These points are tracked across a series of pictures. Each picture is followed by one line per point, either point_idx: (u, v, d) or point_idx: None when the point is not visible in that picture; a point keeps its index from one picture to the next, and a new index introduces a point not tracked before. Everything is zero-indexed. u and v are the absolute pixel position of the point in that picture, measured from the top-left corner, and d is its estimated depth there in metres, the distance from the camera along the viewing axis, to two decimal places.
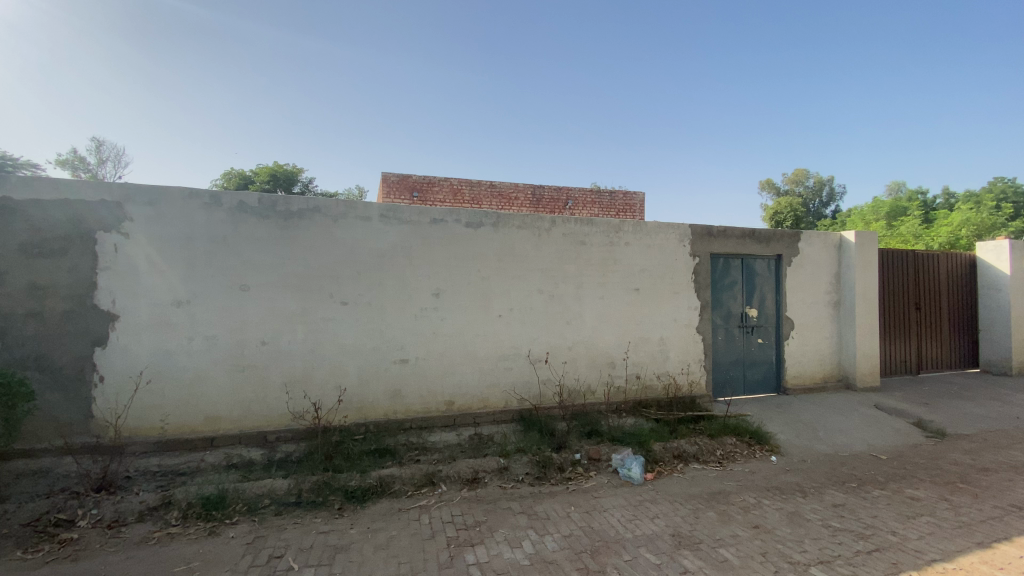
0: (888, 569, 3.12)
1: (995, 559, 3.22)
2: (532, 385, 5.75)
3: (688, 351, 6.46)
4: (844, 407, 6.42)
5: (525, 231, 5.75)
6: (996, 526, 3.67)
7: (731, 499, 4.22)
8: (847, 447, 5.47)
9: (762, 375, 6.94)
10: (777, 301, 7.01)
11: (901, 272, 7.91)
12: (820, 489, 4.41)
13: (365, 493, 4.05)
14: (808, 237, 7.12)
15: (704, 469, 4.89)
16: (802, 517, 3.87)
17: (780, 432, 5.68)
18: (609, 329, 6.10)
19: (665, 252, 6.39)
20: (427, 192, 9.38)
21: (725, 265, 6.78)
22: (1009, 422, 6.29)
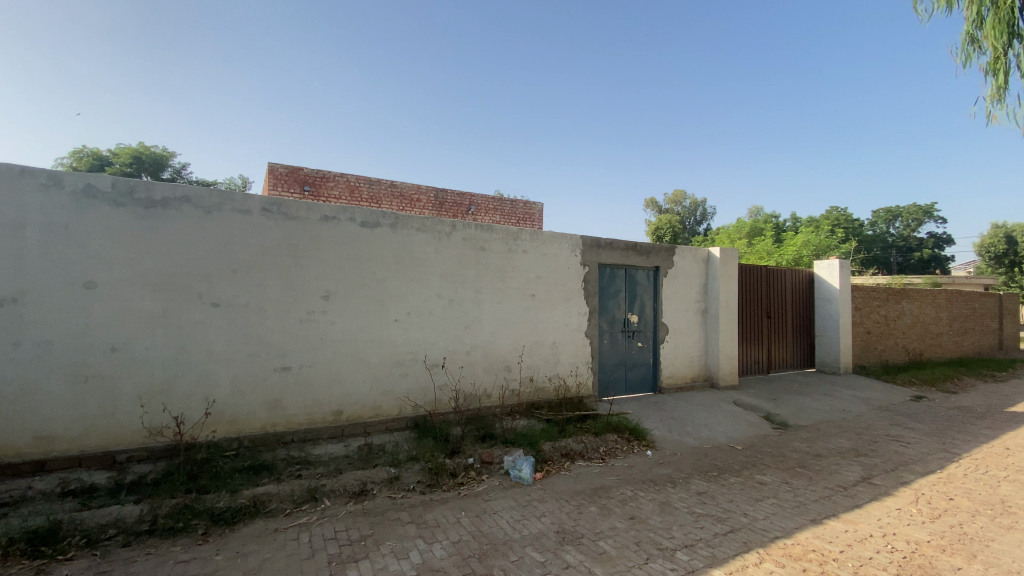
0: (741, 549, 3.52)
1: (825, 533, 3.75)
2: (427, 391, 5.65)
3: (578, 354, 6.80)
4: (710, 404, 7.18)
5: (425, 234, 5.67)
6: (825, 504, 4.30)
7: (611, 493, 4.49)
8: (712, 440, 6.11)
9: (642, 376, 7.52)
10: (655, 308, 7.65)
11: (756, 284, 9.04)
12: (687, 479, 4.87)
13: (236, 514, 3.69)
14: (682, 251, 7.87)
15: (588, 465, 5.17)
16: (672, 506, 4.23)
17: (656, 428, 6.19)
18: (506, 334, 6.21)
19: (560, 261, 6.68)
20: (321, 187, 8.81)
21: (612, 274, 7.25)
22: (835, 414, 7.45)
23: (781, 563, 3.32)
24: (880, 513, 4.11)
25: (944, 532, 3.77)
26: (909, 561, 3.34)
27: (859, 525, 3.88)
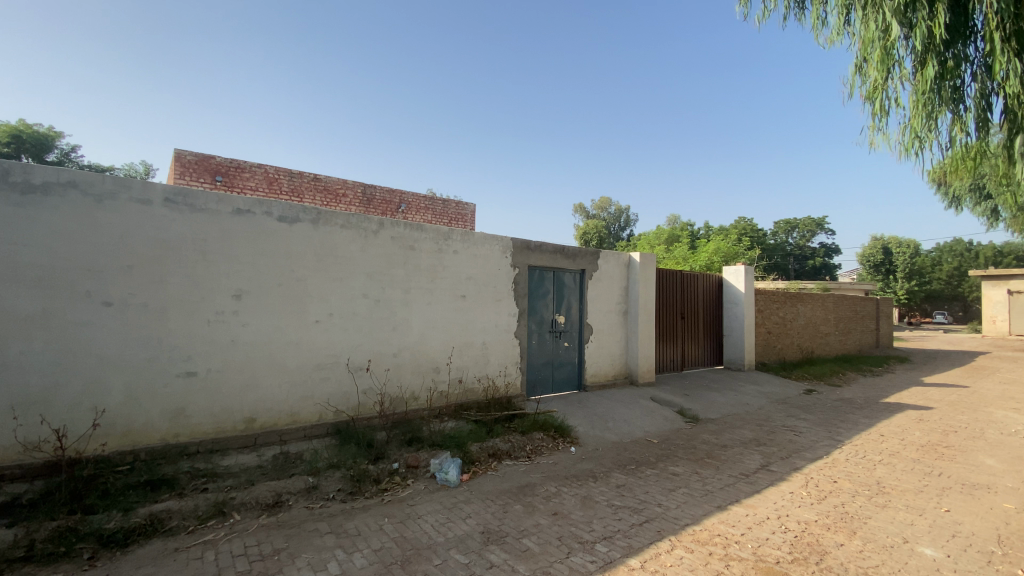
0: (655, 538, 3.73)
1: (729, 518, 4.07)
2: (350, 395, 5.45)
3: (507, 354, 6.86)
4: (630, 400, 7.54)
5: (350, 231, 5.47)
6: (730, 491, 4.67)
7: (536, 491, 4.58)
8: (631, 435, 6.42)
9: (568, 375, 7.74)
10: (581, 310, 7.90)
11: (672, 287, 9.63)
12: (608, 473, 5.08)
13: (129, 535, 3.35)
14: (606, 255, 8.21)
15: (514, 464, 5.24)
16: (593, 501, 4.39)
17: (579, 425, 6.40)
18: (435, 335, 6.14)
19: (490, 261, 6.71)
20: (234, 177, 8.22)
21: (540, 276, 7.40)
22: (740, 407, 8.11)
23: (690, 548, 3.56)
24: (776, 497, 4.53)
25: (829, 512, 4.22)
26: (799, 539, 3.71)
27: (758, 509, 4.25)
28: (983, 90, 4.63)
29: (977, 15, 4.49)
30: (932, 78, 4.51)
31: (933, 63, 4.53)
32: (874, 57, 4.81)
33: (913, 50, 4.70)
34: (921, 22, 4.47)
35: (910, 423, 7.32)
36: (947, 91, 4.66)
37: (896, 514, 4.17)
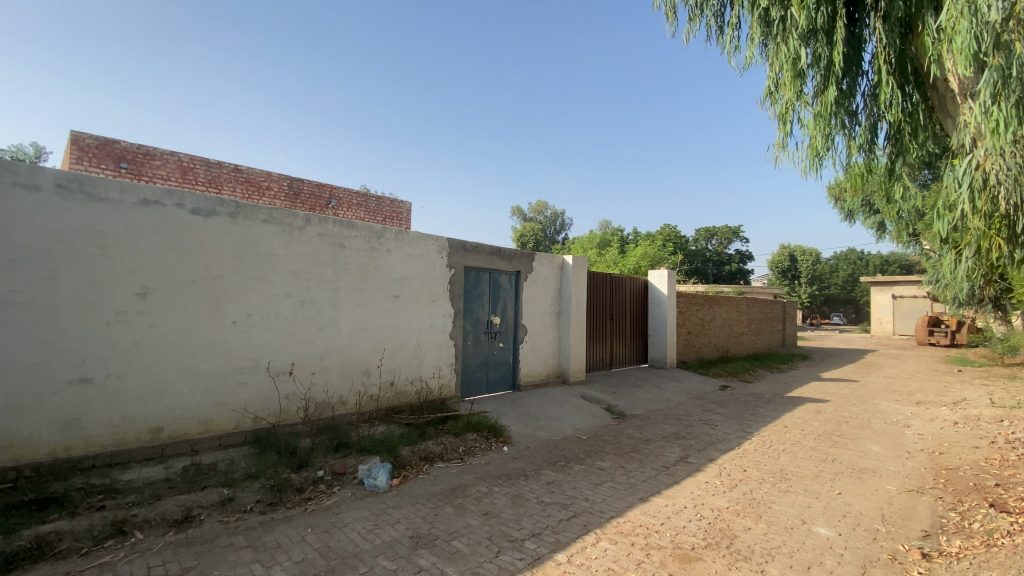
0: (581, 531, 3.86)
1: (651, 509, 4.30)
2: (272, 401, 5.17)
3: (441, 356, 6.80)
4: (561, 398, 7.73)
5: (272, 227, 5.19)
6: (652, 483, 4.92)
7: (467, 492, 4.58)
8: (561, 432, 6.59)
9: (502, 375, 7.79)
10: (515, 311, 8.00)
11: (603, 289, 10.00)
12: (538, 471, 5.19)
13: (8, 562, 2.97)
14: (540, 257, 8.37)
15: (446, 467, 5.21)
16: (523, 499, 4.46)
17: (512, 424, 6.48)
18: (366, 336, 5.97)
19: (425, 262, 6.62)
20: (143, 165, 7.52)
21: (476, 277, 7.40)
22: (662, 403, 8.58)
23: (614, 540, 3.72)
24: (693, 487, 4.84)
25: (739, 499, 4.57)
26: (712, 525, 3.98)
27: (676, 499, 4.52)
28: (871, 118, 5.21)
29: (867, 50, 5.03)
30: (833, 104, 4.99)
31: (833, 90, 5.01)
32: (784, 81, 5.24)
33: (814, 79, 5.19)
34: (823, 53, 4.92)
35: (810, 414, 8.08)
36: (842, 117, 5.20)
37: (796, 498, 4.60)
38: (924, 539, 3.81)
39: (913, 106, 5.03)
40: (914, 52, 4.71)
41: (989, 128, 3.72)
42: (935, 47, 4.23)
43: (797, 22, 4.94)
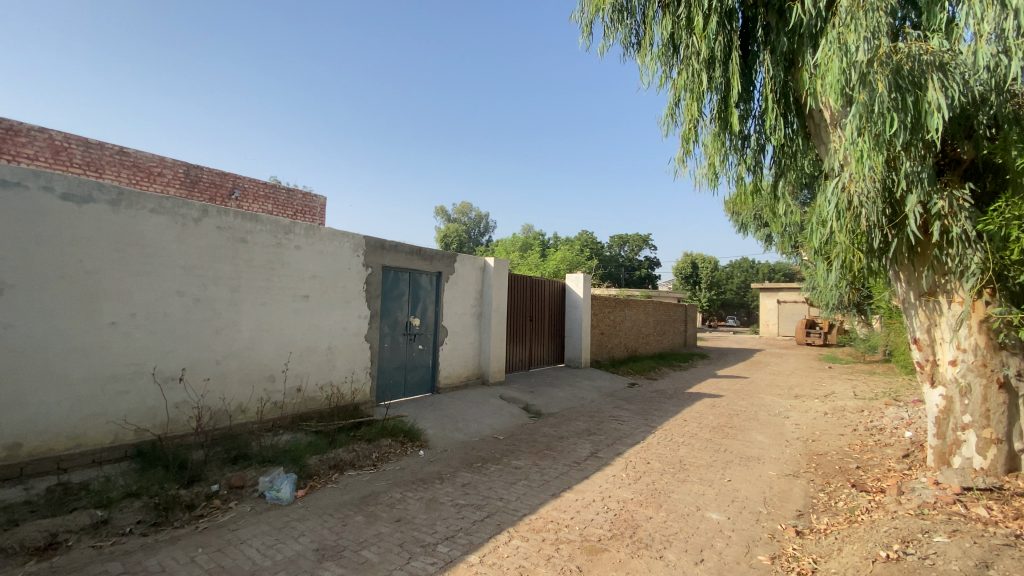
0: (494, 531, 3.89)
1: (562, 504, 4.44)
2: (158, 411, 4.67)
3: (355, 359, 6.52)
4: (480, 400, 7.75)
5: (162, 217, 4.69)
6: (564, 479, 5.09)
7: (378, 499, 4.44)
8: (479, 433, 6.60)
9: (420, 378, 7.63)
10: (435, 312, 7.89)
11: (523, 291, 10.17)
12: (454, 473, 5.16)
13: None
14: (461, 258, 8.34)
15: (357, 474, 5.01)
16: (437, 502, 4.41)
17: (429, 427, 6.38)
18: (270, 339, 5.59)
19: (339, 260, 6.33)
20: (3, 142, 6.49)
21: (395, 277, 7.19)
22: (577, 401, 8.90)
23: (526, 537, 3.79)
24: (602, 481, 5.07)
25: (643, 490, 4.86)
26: (617, 516, 4.20)
27: (586, 493, 4.71)
28: (758, 141, 5.80)
29: (757, 79, 5.58)
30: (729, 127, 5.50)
31: (729, 114, 5.52)
32: (687, 103, 5.68)
33: (712, 103, 5.66)
34: (720, 80, 5.40)
35: (706, 408, 8.80)
36: (734, 139, 5.73)
37: (693, 487, 4.98)
38: (798, 518, 4.29)
39: (792, 133, 5.66)
40: (794, 84, 5.30)
41: (856, 156, 4.27)
42: (812, 82, 4.79)
43: (698, 48, 5.38)
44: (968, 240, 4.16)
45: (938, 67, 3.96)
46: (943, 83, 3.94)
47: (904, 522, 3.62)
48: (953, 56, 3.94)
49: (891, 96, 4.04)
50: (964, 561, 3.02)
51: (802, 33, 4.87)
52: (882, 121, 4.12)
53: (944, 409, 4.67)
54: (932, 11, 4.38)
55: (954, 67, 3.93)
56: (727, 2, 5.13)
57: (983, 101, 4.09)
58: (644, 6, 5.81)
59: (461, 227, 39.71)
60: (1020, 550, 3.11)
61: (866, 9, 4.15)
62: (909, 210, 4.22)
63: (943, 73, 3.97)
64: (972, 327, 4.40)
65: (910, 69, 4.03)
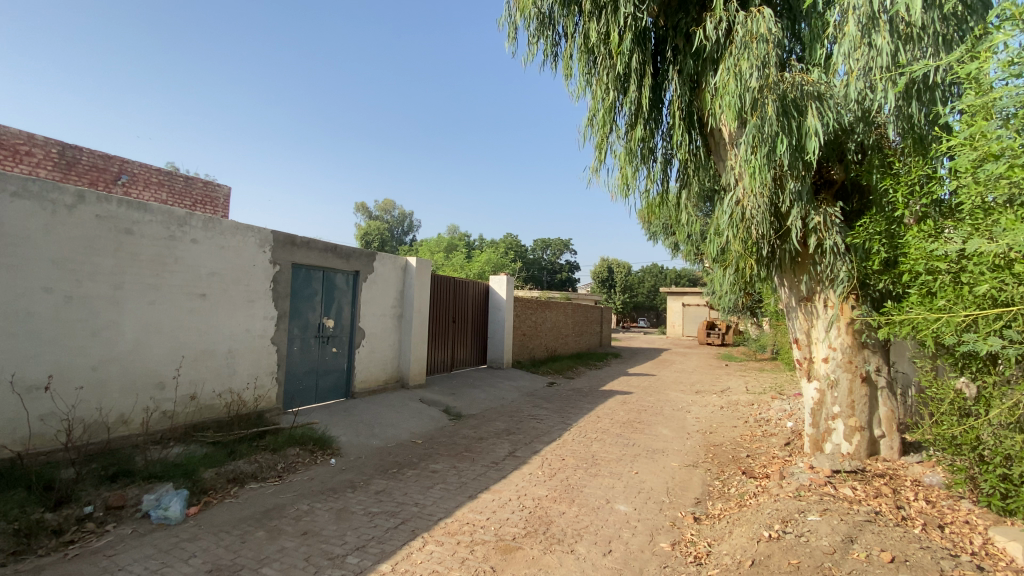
0: (408, 537, 3.80)
1: (478, 506, 4.44)
2: (17, 425, 4.04)
3: (259, 363, 6.08)
4: (398, 403, 7.55)
5: (26, 202, 4.09)
6: (482, 480, 5.09)
7: (283, 512, 4.17)
8: (395, 438, 6.42)
9: (334, 383, 7.28)
10: (350, 313, 7.57)
11: (445, 292, 10.07)
12: (367, 481, 4.97)
13: None
14: (380, 257, 8.08)
15: (260, 487, 4.67)
16: (348, 512, 4.23)
17: (342, 434, 6.11)
18: (160, 341, 5.05)
19: (242, 256, 5.87)
20: None
21: (307, 276, 6.81)
22: (497, 402, 8.97)
23: (440, 541, 3.75)
24: (518, 480, 5.14)
25: (557, 486, 4.99)
26: (532, 514, 4.28)
27: (502, 493, 4.75)
28: (665, 155, 6.21)
29: (666, 97, 5.97)
30: (640, 139, 5.83)
31: (640, 127, 5.85)
32: (603, 113, 5.93)
33: (626, 116, 5.97)
34: (632, 94, 5.71)
35: (618, 405, 9.25)
36: (645, 151, 6.09)
37: (604, 480, 5.20)
38: (696, 505, 4.63)
39: (696, 149, 6.11)
40: (698, 104, 5.73)
41: (749, 173, 4.70)
42: (712, 102, 5.19)
43: (614, 63, 5.65)
44: (838, 252, 4.71)
45: (816, 96, 4.49)
46: (820, 111, 4.46)
47: (784, 504, 4.04)
48: (828, 88, 4.48)
49: (777, 120, 4.51)
50: (833, 536, 3.42)
51: (705, 56, 5.29)
52: (771, 143, 4.58)
53: (818, 401, 5.26)
54: (812, 47, 4.94)
55: (829, 97, 4.47)
56: (641, 21, 5.43)
57: (852, 129, 4.67)
58: (565, 17, 5.99)
59: (382, 228, 38.62)
60: (876, 524, 3.58)
61: (757, 40, 4.61)
62: (792, 224, 4.72)
63: (820, 102, 4.49)
64: (840, 328, 4.99)
65: (794, 98, 4.53)
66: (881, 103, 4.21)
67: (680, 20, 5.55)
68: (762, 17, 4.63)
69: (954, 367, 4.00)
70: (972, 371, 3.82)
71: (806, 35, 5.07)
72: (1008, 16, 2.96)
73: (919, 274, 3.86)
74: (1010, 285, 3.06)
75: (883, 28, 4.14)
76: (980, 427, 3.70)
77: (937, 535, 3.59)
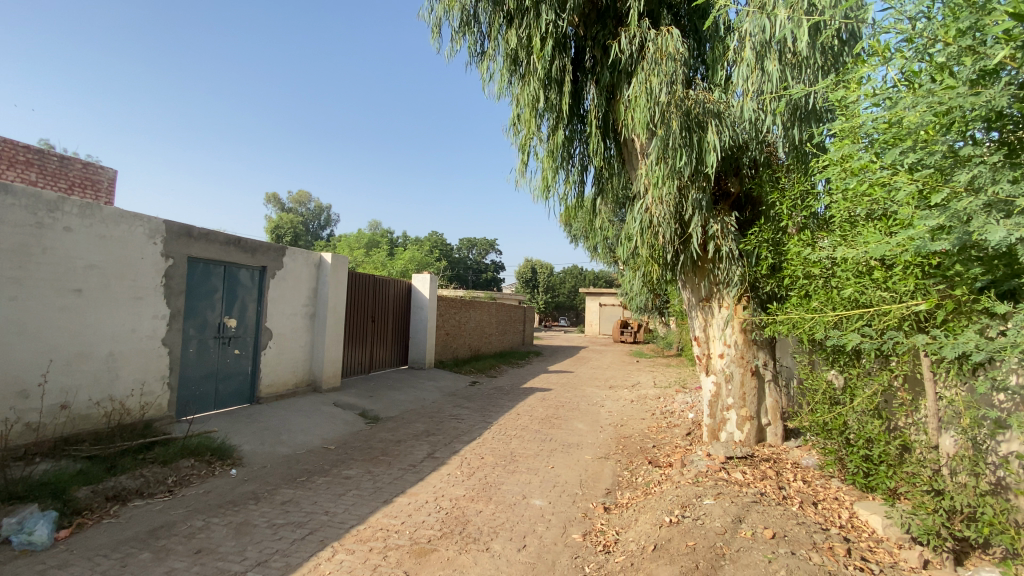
0: (316, 548, 3.62)
1: (393, 510, 4.33)
2: None
3: (148, 367, 5.49)
4: (309, 408, 7.16)
5: None
6: (398, 484, 4.97)
7: (174, 530, 3.80)
8: (306, 445, 6.09)
9: (236, 387, 6.74)
10: (256, 312, 7.06)
11: (364, 290, 9.71)
12: (273, 491, 4.67)
13: None
14: (290, 253, 7.62)
15: (147, 504, 4.22)
16: (250, 525, 3.94)
17: (244, 443, 5.68)
18: (22, 343, 4.41)
19: (126, 248, 5.26)
20: None
21: (205, 271, 6.26)
22: (417, 403, 8.80)
23: (351, 550, 3.60)
24: (435, 481, 5.08)
25: (475, 485, 5.00)
26: (449, 515, 4.25)
27: (418, 496, 4.67)
28: (583, 161, 6.44)
29: (584, 105, 6.19)
30: (560, 144, 6.01)
31: (560, 133, 6.03)
32: (525, 116, 6.03)
33: (547, 121, 6.12)
34: (553, 100, 5.86)
35: (538, 402, 9.46)
36: (564, 156, 6.27)
37: (522, 476, 5.29)
38: (607, 495, 4.85)
39: (610, 156, 6.40)
40: (613, 114, 6.01)
41: (656, 182, 5.02)
42: (626, 113, 5.46)
43: (536, 68, 5.77)
44: (733, 257, 5.16)
45: (716, 114, 4.88)
46: (718, 128, 4.86)
47: (684, 490, 4.35)
48: (726, 107, 4.89)
49: (681, 134, 4.85)
50: (724, 517, 3.73)
51: (620, 69, 5.55)
52: (676, 155, 4.91)
53: (715, 394, 5.71)
54: (714, 68, 5.35)
55: (727, 116, 4.88)
56: (561, 29, 5.58)
57: (746, 146, 5.13)
58: (490, 17, 6.01)
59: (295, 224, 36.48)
60: (761, 504, 3.96)
61: (666, 58, 4.94)
62: (694, 231, 5.11)
63: (719, 119, 4.89)
64: (734, 327, 5.46)
65: (697, 114, 4.89)
66: (770, 124, 4.66)
67: (598, 32, 5.78)
68: (670, 37, 4.96)
69: (827, 361, 4.52)
70: (840, 364, 4.34)
71: (709, 57, 5.49)
72: (870, 55, 3.39)
73: (799, 278, 4.33)
74: (870, 290, 3.52)
75: (773, 56, 4.59)
76: (847, 414, 4.23)
77: (812, 511, 4.05)
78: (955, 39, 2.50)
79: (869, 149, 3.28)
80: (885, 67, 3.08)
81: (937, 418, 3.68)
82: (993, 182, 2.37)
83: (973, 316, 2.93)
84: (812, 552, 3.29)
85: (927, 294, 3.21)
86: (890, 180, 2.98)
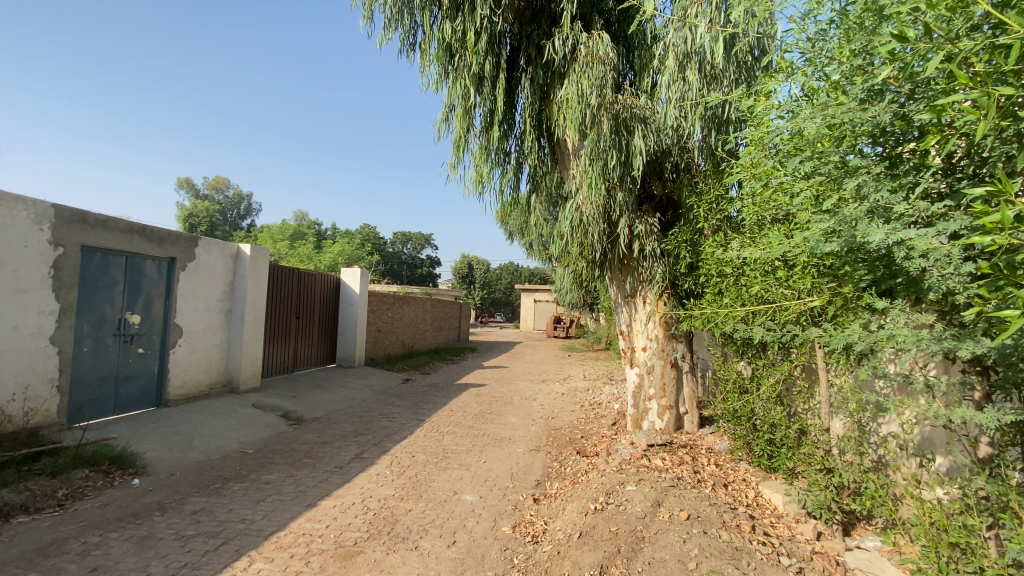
0: (232, 558, 3.41)
1: (316, 514, 4.16)
2: None
3: (34, 368, 4.88)
4: (225, 411, 6.70)
5: None
6: (322, 487, 4.78)
7: (65, 548, 3.42)
8: (220, 450, 5.69)
9: (140, 390, 6.16)
10: (163, 307, 6.50)
11: (288, 285, 9.21)
12: (182, 500, 4.33)
13: None
14: (203, 243, 7.08)
15: (33, 520, 3.77)
16: (155, 538, 3.63)
17: (149, 450, 5.22)
18: None
19: (5, 234, 4.64)
20: None
21: (102, 262, 5.67)
22: (344, 402, 8.49)
23: (270, 558, 3.43)
24: (363, 482, 4.94)
25: (404, 484, 4.91)
26: (376, 515, 4.15)
27: (345, 498, 4.52)
28: (517, 158, 6.48)
29: (518, 102, 6.23)
30: (494, 140, 6.02)
31: (495, 129, 6.03)
32: (460, 110, 5.98)
33: (481, 116, 6.09)
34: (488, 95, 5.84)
35: (471, 398, 9.45)
36: (498, 152, 6.28)
37: (453, 473, 5.27)
38: (536, 487, 4.95)
39: (543, 155, 6.49)
40: (547, 113, 6.10)
41: (587, 181, 5.17)
42: (558, 113, 5.56)
43: (470, 63, 5.74)
44: (655, 256, 5.43)
45: (642, 119, 5.10)
46: (644, 132, 5.09)
47: (609, 478, 4.53)
48: (652, 113, 5.13)
49: (611, 136, 5.03)
50: (644, 502, 3.93)
51: (553, 69, 5.66)
52: (606, 157, 5.08)
53: (638, 385, 6.00)
54: (642, 75, 5.58)
55: (652, 121, 5.12)
56: (496, 26, 5.59)
57: (669, 151, 5.41)
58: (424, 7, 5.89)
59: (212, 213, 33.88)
60: (678, 488, 4.21)
61: (597, 62, 5.10)
62: (620, 230, 5.32)
63: (645, 124, 5.12)
64: (656, 322, 5.75)
65: (625, 118, 5.08)
66: (690, 130, 4.93)
67: (532, 31, 5.84)
68: (600, 41, 5.14)
69: (737, 353, 4.91)
70: (748, 355, 4.71)
71: (637, 63, 5.72)
72: (776, 72, 3.68)
73: (713, 277, 4.65)
74: (773, 287, 3.83)
75: (694, 67, 4.88)
76: (753, 402, 4.60)
77: (722, 492, 4.36)
78: (848, 59, 2.75)
79: (774, 158, 3.56)
80: (789, 83, 3.36)
81: (829, 403, 4.11)
82: (876, 191, 2.63)
83: (857, 311, 3.27)
84: (721, 530, 3.54)
85: (821, 292, 3.54)
86: (791, 187, 3.25)
